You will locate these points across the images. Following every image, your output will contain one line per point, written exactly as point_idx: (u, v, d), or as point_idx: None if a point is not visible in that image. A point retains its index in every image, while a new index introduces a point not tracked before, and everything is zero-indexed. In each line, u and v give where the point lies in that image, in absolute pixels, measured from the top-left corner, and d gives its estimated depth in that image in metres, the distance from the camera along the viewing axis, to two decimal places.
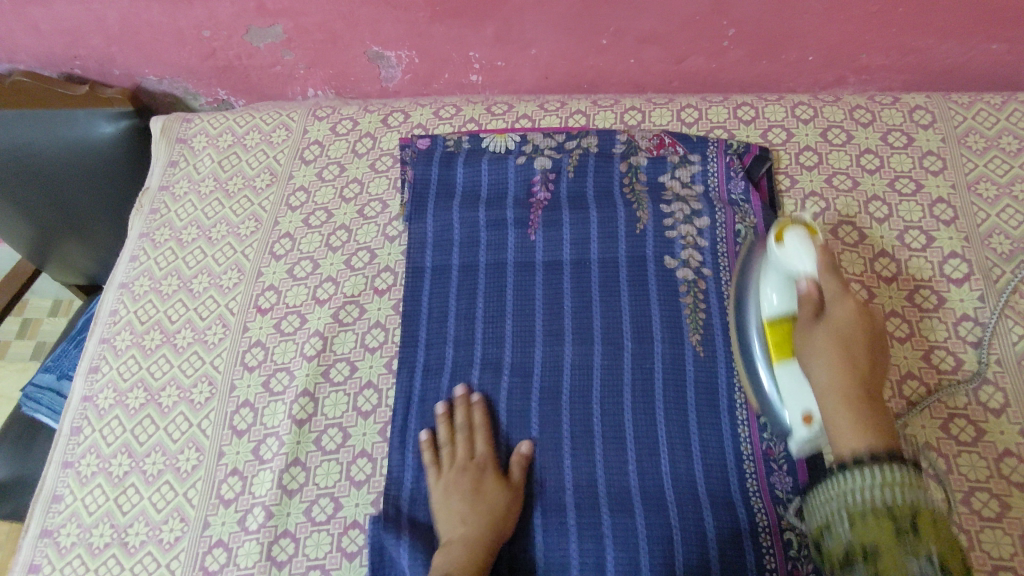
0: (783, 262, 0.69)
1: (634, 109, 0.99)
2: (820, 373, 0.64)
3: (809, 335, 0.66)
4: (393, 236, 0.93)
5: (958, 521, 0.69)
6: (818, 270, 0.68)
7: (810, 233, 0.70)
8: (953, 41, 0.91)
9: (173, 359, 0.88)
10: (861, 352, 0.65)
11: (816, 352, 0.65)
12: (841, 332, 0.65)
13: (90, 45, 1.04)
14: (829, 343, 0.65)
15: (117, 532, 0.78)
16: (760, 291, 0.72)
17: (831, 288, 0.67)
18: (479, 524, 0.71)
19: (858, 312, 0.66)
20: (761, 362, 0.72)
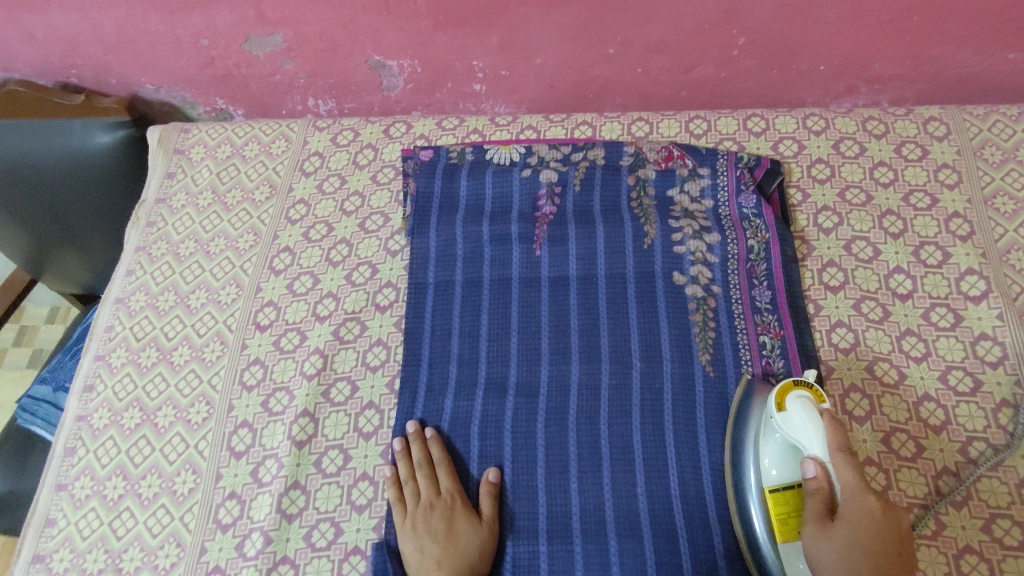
0: (789, 432, 0.66)
1: (642, 120, 0.97)
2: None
3: (823, 540, 0.60)
4: (395, 250, 0.91)
5: (979, 550, 0.67)
6: (829, 450, 0.63)
7: (816, 399, 0.67)
8: (969, 50, 0.89)
9: (170, 378, 0.86)
10: (883, 562, 0.59)
11: (830, 566, 0.59)
12: (855, 547, 0.59)
13: (86, 54, 1.02)
14: (847, 559, 0.58)
15: (112, 558, 0.76)
16: (761, 457, 0.69)
17: (846, 480, 0.61)
18: (452, 569, 0.68)
19: (878, 516, 0.60)
20: (757, 516, 0.68)
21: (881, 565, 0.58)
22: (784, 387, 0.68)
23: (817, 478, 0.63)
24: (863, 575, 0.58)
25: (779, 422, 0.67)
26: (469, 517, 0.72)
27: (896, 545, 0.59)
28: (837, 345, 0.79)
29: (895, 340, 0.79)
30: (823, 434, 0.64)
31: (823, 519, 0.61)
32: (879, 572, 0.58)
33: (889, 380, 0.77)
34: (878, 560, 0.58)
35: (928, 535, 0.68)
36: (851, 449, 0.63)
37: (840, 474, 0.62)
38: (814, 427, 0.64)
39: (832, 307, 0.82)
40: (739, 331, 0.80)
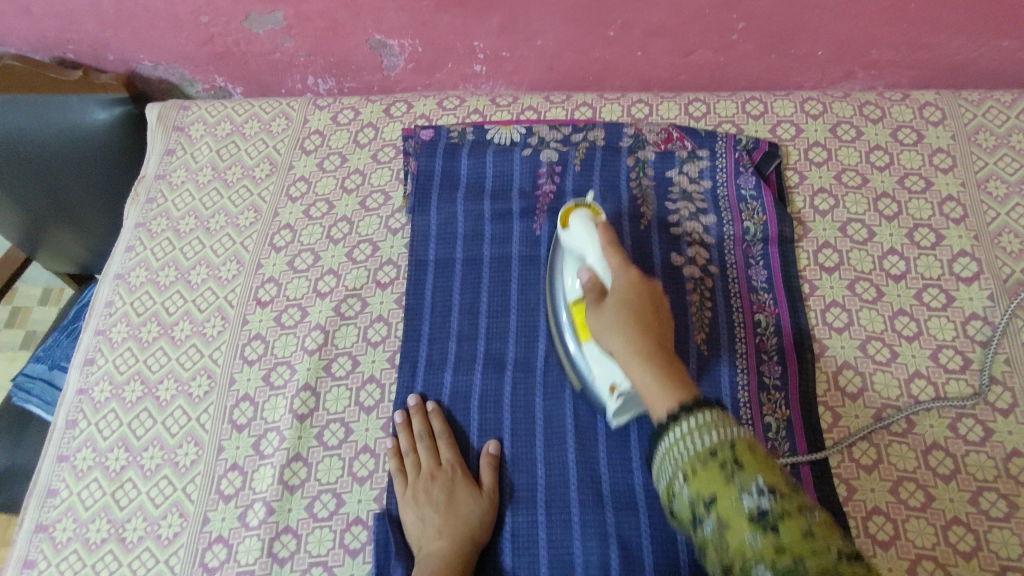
0: (573, 248, 0.74)
1: (641, 102, 0.98)
2: (612, 342, 0.62)
3: (600, 316, 0.65)
4: (396, 228, 0.92)
5: (965, 520, 0.69)
6: (602, 249, 0.70)
7: (593, 215, 0.74)
8: (965, 37, 0.90)
9: (171, 352, 0.86)
10: (647, 314, 0.64)
11: (609, 327, 0.63)
12: (622, 312, 0.63)
13: (85, 29, 1.02)
14: (620, 317, 0.63)
15: (114, 527, 0.77)
16: (565, 281, 0.75)
17: (614, 265, 0.68)
18: (452, 536, 0.70)
19: (641, 283, 0.66)
20: (573, 342, 0.74)
21: (642, 316, 0.63)
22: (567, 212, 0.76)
23: (592, 277, 0.69)
24: (622, 323, 0.63)
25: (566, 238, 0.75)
26: (467, 484, 0.73)
27: (658, 309, 0.65)
28: (831, 324, 0.81)
29: (888, 320, 0.80)
30: (595, 235, 0.71)
31: (597, 306, 0.66)
32: (643, 321, 0.63)
33: (881, 358, 0.78)
34: (638, 315, 0.63)
35: (917, 507, 0.70)
36: (621, 248, 0.70)
37: (609, 264, 0.68)
38: (586, 229, 0.72)
39: (827, 287, 0.83)
40: (735, 310, 0.82)
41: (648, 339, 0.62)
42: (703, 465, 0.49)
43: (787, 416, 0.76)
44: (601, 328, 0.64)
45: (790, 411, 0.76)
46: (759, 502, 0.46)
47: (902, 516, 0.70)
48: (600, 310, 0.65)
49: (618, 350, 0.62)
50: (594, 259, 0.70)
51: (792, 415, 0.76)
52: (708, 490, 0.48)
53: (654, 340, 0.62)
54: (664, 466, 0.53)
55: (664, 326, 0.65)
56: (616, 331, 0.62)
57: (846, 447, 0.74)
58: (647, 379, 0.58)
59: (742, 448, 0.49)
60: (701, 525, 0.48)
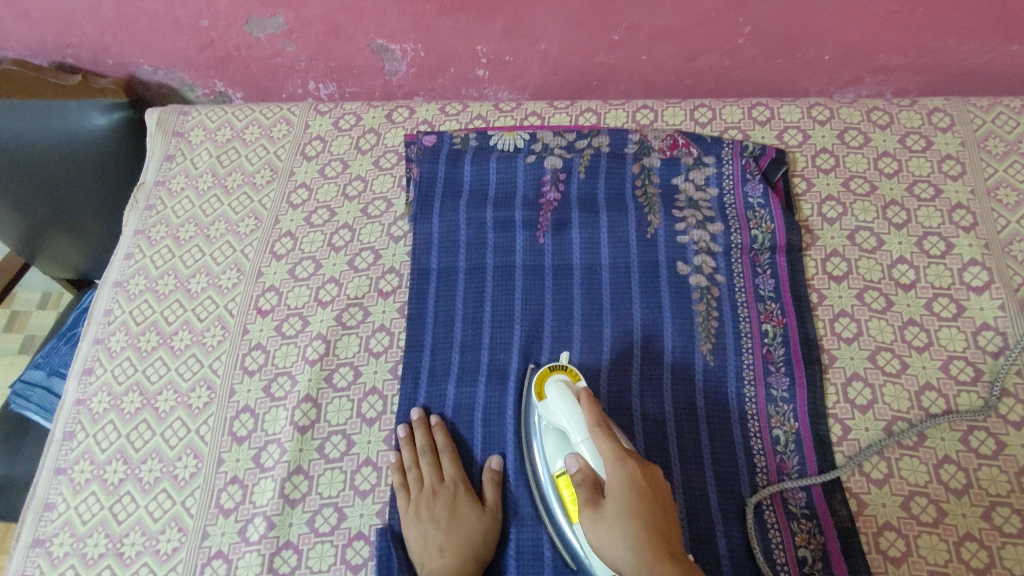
0: (552, 417, 0.69)
1: (646, 108, 0.97)
2: (617, 553, 0.56)
3: (596, 518, 0.59)
4: (398, 236, 0.91)
5: (978, 536, 0.68)
6: (589, 434, 0.64)
7: (572, 382, 0.71)
8: (974, 41, 0.89)
9: (170, 362, 0.85)
10: (649, 509, 0.58)
11: (609, 538, 0.57)
12: (620, 512, 0.57)
13: (83, 33, 1.00)
14: (620, 526, 0.57)
15: (112, 542, 0.75)
16: (550, 460, 0.70)
17: (603, 449, 0.62)
18: (457, 555, 0.69)
19: (638, 471, 0.60)
20: (563, 520, 0.67)
21: (649, 511, 0.58)
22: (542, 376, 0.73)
23: (582, 465, 0.63)
24: (623, 527, 0.57)
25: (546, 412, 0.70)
26: (472, 503, 0.72)
27: (659, 494, 0.60)
28: (840, 335, 0.80)
29: (898, 330, 0.79)
30: (580, 413, 0.66)
31: (591, 501, 0.60)
32: (646, 514, 0.57)
33: (891, 370, 0.77)
34: (637, 507, 0.57)
35: (929, 522, 0.69)
36: (608, 425, 0.65)
37: (599, 446, 0.62)
38: (569, 407, 0.67)
39: (835, 297, 0.82)
40: (742, 320, 0.81)
41: (658, 541, 0.56)
42: None
43: (795, 428, 0.75)
44: (599, 530, 0.58)
45: (798, 424, 0.75)
46: None
47: (913, 532, 0.69)
48: (596, 511, 0.59)
49: (625, 555, 0.56)
50: (581, 443, 0.65)
51: (800, 427, 0.75)
52: None
53: (664, 538, 0.56)
54: None
55: (669, 518, 0.59)
56: (619, 530, 0.57)
57: (856, 461, 0.73)
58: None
59: None
60: None
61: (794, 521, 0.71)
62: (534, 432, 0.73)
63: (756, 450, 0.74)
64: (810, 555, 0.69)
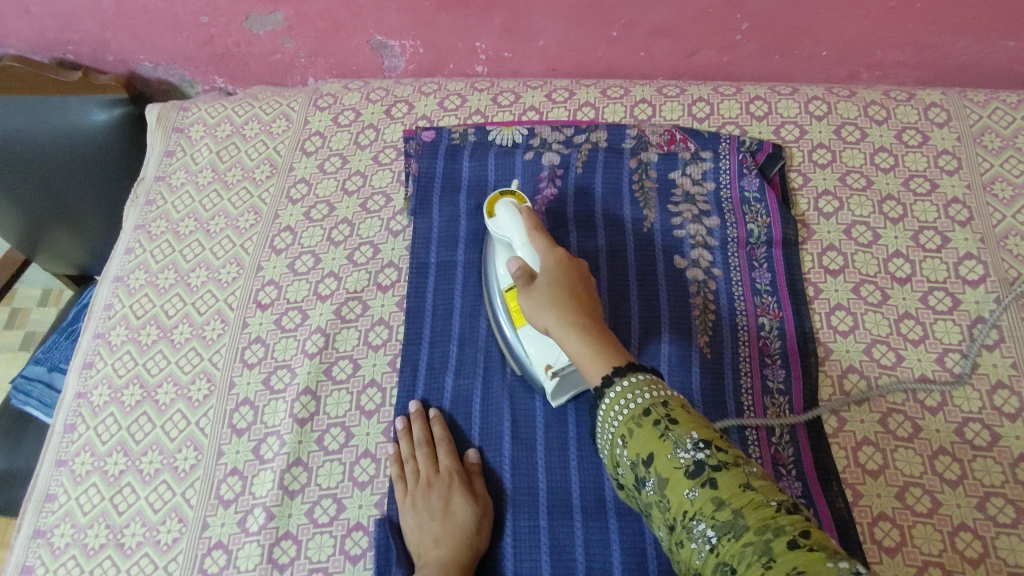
0: (498, 233, 0.76)
1: (644, 103, 0.97)
2: (544, 316, 0.66)
3: (528, 296, 0.68)
4: (397, 230, 0.91)
5: (973, 526, 0.68)
6: (527, 234, 0.72)
7: (518, 201, 0.76)
8: (970, 37, 0.89)
9: (170, 355, 0.86)
10: (574, 287, 0.68)
11: (539, 304, 0.66)
12: (546, 293, 0.67)
13: (84, 30, 1.01)
14: (549, 294, 0.66)
15: (113, 533, 0.76)
16: (496, 267, 0.78)
17: (540, 246, 0.71)
18: (455, 541, 0.69)
19: (565, 262, 0.70)
20: (507, 326, 0.77)
21: (569, 294, 0.67)
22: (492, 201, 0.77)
23: (519, 258, 0.71)
24: (546, 302, 0.66)
25: (493, 226, 0.75)
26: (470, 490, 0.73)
27: (582, 280, 0.70)
28: (836, 328, 0.80)
29: (893, 323, 0.80)
30: (520, 223, 0.73)
31: (525, 281, 0.69)
32: (571, 293, 0.67)
33: (887, 363, 0.78)
34: (564, 283, 0.67)
35: (923, 513, 0.70)
36: (545, 231, 0.73)
37: (534, 251, 0.70)
38: (510, 217, 0.73)
39: (832, 291, 0.82)
40: (738, 312, 0.81)
41: (578, 310, 0.66)
42: (639, 424, 0.54)
43: (791, 420, 0.76)
44: (527, 304, 0.68)
45: (794, 416, 0.76)
46: (693, 456, 0.50)
47: (908, 522, 0.70)
48: (528, 291, 0.68)
49: (547, 320, 0.66)
50: (520, 245, 0.72)
51: (796, 419, 0.76)
52: (646, 449, 0.53)
53: (582, 312, 0.66)
54: (605, 430, 0.58)
55: (590, 295, 0.69)
56: (544, 302, 0.66)
57: (851, 452, 0.74)
58: (577, 343, 0.63)
59: (674, 407, 0.55)
60: (645, 482, 0.53)
61: None
62: (491, 242, 0.80)
63: (753, 441, 0.75)
64: None
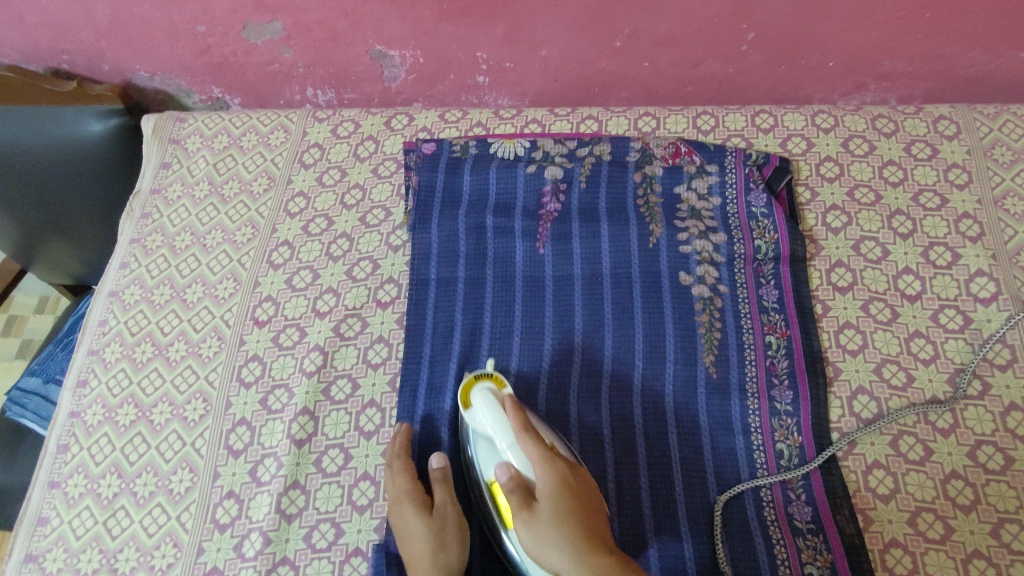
0: (479, 424, 0.70)
1: (649, 115, 0.96)
2: (554, 558, 0.57)
3: (531, 526, 0.59)
4: (396, 245, 0.90)
5: (986, 554, 0.67)
6: (516, 439, 0.66)
7: (497, 386, 0.72)
8: (980, 48, 0.87)
9: (166, 373, 0.84)
10: (578, 506, 0.61)
11: (545, 543, 0.58)
12: (542, 523, 0.59)
13: (79, 39, 0.99)
14: (555, 526, 0.59)
15: (106, 558, 0.74)
16: (482, 476, 0.70)
17: (534, 455, 0.64)
18: (420, 560, 0.66)
19: (567, 474, 0.63)
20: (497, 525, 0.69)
21: (570, 509, 0.60)
22: (468, 384, 0.73)
23: (513, 473, 0.64)
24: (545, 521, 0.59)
25: (471, 418, 0.71)
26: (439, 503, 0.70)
27: (583, 493, 0.63)
28: (845, 347, 0.79)
29: (904, 342, 0.78)
30: (505, 423, 0.68)
31: (525, 509, 0.61)
32: (579, 520, 0.59)
33: (897, 383, 0.76)
34: (569, 508, 0.60)
35: (936, 539, 0.68)
36: (537, 432, 0.67)
37: (527, 455, 0.64)
38: (496, 423, 0.68)
39: (840, 308, 0.81)
40: (745, 331, 0.80)
41: (595, 547, 0.57)
42: None
43: (799, 442, 0.74)
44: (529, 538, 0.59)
45: (802, 437, 0.74)
46: None
47: (920, 549, 0.68)
48: (527, 517, 0.60)
49: (559, 566, 0.57)
50: (511, 453, 0.66)
51: (804, 440, 0.74)
52: None
53: (593, 539, 0.58)
54: None
55: (596, 510, 0.62)
56: (544, 535, 0.58)
57: (861, 476, 0.72)
58: None
59: None
60: None
61: (800, 538, 0.69)
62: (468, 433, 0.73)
63: (760, 464, 0.73)
64: (816, 571, 0.68)
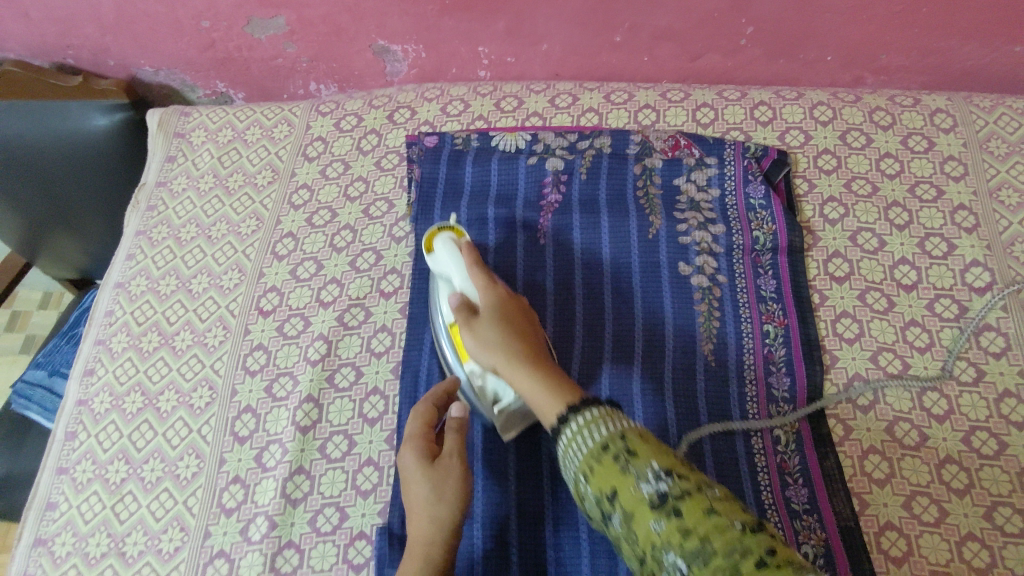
0: (436, 265, 0.76)
1: (648, 108, 0.97)
2: (493, 356, 0.66)
3: (474, 335, 0.67)
4: (399, 236, 0.91)
5: (980, 536, 0.68)
6: (468, 273, 0.72)
7: (456, 236, 0.77)
8: (976, 42, 0.89)
9: (172, 362, 0.85)
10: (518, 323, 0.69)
11: (487, 347, 0.66)
12: (483, 330, 0.67)
13: (84, 34, 1.00)
14: (495, 334, 0.67)
15: (114, 541, 0.75)
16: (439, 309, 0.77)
17: (481, 282, 0.71)
18: (416, 510, 0.64)
19: (508, 299, 0.71)
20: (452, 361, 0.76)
21: (508, 322, 0.68)
22: (429, 236, 0.78)
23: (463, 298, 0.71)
24: (486, 328, 0.68)
25: (431, 262, 0.76)
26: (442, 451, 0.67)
27: (522, 316, 0.71)
28: (842, 335, 0.80)
29: (899, 330, 0.79)
30: (460, 260, 0.74)
31: (469, 322, 0.69)
32: (516, 332, 0.68)
33: (893, 370, 0.77)
34: (509, 323, 0.68)
35: (930, 522, 0.69)
36: (486, 268, 0.74)
37: (476, 285, 0.71)
38: (449, 256, 0.74)
39: (837, 298, 0.82)
40: (743, 320, 0.81)
41: (526, 352, 0.66)
42: (599, 462, 0.52)
43: (797, 428, 0.75)
44: (473, 342, 0.67)
45: (799, 424, 0.75)
46: (657, 487, 0.48)
47: (915, 532, 0.69)
48: (471, 325, 0.68)
49: (497, 363, 0.66)
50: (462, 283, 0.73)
51: (801, 427, 0.75)
52: (609, 484, 0.50)
53: (526, 346, 0.67)
54: (568, 465, 0.56)
55: (533, 329, 0.70)
56: (483, 339, 0.67)
57: (858, 461, 0.73)
58: (535, 391, 0.62)
59: (631, 437, 0.52)
60: (609, 518, 0.51)
61: (797, 521, 0.70)
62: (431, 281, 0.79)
63: (757, 449, 0.74)
64: (813, 552, 0.68)
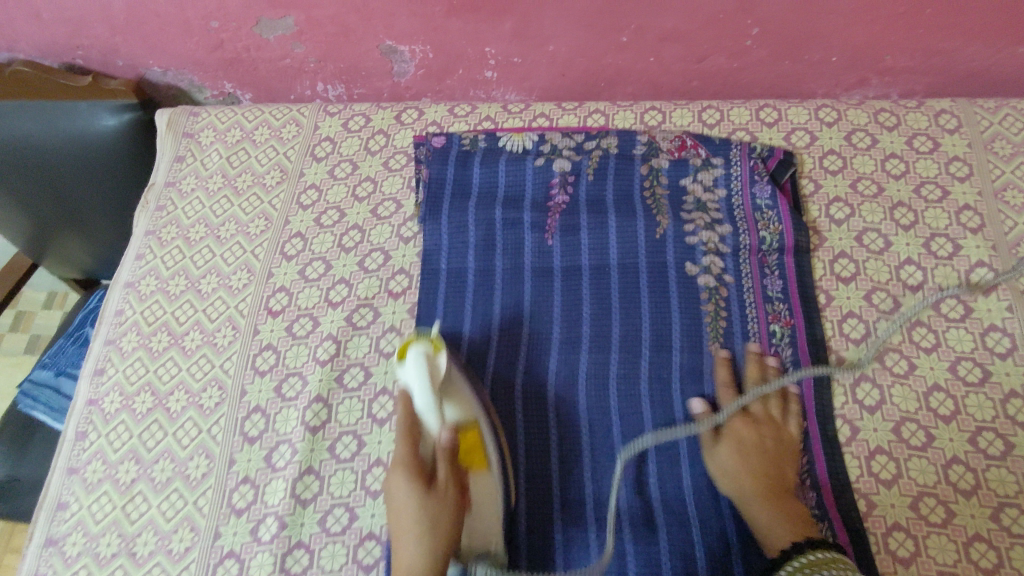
0: (405, 377, 0.72)
1: (655, 109, 0.97)
2: (721, 464, 0.73)
3: (710, 451, 0.74)
4: (407, 237, 0.91)
5: (987, 537, 0.68)
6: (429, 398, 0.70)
7: (433, 350, 0.72)
8: (982, 43, 0.89)
9: (182, 362, 0.86)
10: (775, 451, 0.73)
11: (731, 450, 0.74)
12: (742, 441, 0.74)
13: (94, 35, 1.01)
14: (734, 450, 0.73)
15: (125, 542, 0.76)
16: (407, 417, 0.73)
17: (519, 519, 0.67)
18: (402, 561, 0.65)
19: (766, 425, 0.75)
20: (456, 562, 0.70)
21: (762, 447, 0.73)
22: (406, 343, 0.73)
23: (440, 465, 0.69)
24: (751, 451, 0.73)
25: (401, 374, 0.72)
26: (434, 493, 0.68)
27: (784, 441, 0.74)
28: (849, 336, 0.80)
29: (905, 331, 0.80)
30: (425, 388, 0.70)
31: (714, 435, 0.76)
32: (764, 456, 0.73)
33: (899, 371, 0.78)
34: (769, 447, 0.74)
35: (937, 523, 0.70)
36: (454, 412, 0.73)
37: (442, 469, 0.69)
38: (420, 376, 0.70)
39: (844, 298, 0.82)
40: (750, 320, 0.81)
41: (756, 469, 0.71)
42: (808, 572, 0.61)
43: (803, 429, 0.76)
44: (726, 459, 0.73)
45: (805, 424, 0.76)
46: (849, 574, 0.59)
47: (922, 532, 0.69)
48: (718, 438, 0.75)
49: (722, 470, 0.73)
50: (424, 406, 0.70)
51: (808, 427, 0.76)
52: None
53: (765, 462, 0.72)
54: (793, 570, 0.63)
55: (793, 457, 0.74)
56: (738, 454, 0.73)
57: (864, 461, 0.74)
58: (762, 515, 0.69)
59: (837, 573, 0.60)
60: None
61: None
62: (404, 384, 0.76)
63: None
64: None
